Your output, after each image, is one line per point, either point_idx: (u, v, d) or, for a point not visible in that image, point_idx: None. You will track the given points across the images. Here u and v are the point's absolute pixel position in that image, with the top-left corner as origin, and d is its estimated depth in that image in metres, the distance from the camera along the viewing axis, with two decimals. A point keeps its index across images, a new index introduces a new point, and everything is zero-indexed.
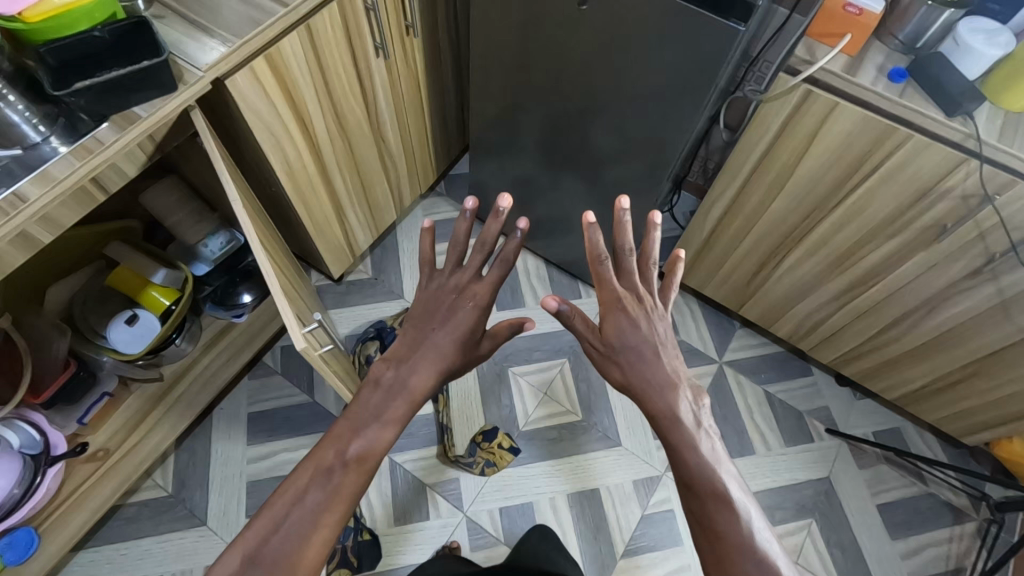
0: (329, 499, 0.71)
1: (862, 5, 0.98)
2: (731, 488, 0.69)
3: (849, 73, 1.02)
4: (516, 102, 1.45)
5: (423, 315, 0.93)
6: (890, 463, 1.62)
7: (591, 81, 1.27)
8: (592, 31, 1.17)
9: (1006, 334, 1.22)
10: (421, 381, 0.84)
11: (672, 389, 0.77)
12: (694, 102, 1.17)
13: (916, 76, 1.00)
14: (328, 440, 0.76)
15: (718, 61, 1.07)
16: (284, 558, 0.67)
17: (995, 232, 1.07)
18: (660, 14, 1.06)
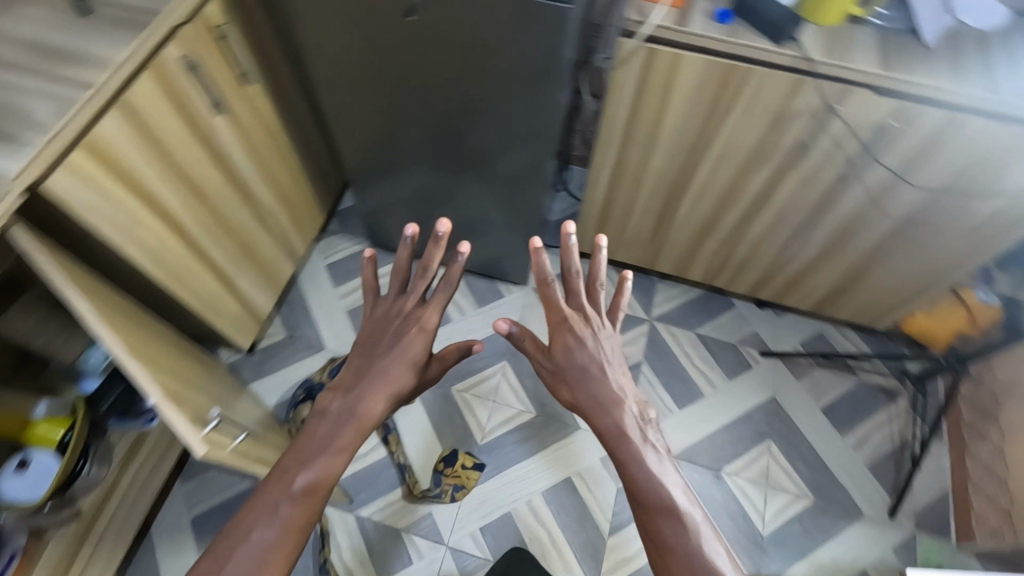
0: (280, 533, 0.74)
1: None
2: (676, 497, 0.76)
3: (681, 23, 1.04)
4: (379, 123, 1.41)
5: (370, 343, 0.94)
6: (823, 367, 1.72)
7: (445, 86, 1.25)
8: (429, 40, 1.14)
9: (883, 225, 1.31)
10: (371, 406, 0.86)
11: (617, 405, 0.83)
12: (550, 83, 1.17)
13: (742, 13, 1.04)
14: (278, 478, 0.78)
15: (559, 39, 1.08)
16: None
17: (847, 139, 1.13)
18: (488, 9, 1.05)
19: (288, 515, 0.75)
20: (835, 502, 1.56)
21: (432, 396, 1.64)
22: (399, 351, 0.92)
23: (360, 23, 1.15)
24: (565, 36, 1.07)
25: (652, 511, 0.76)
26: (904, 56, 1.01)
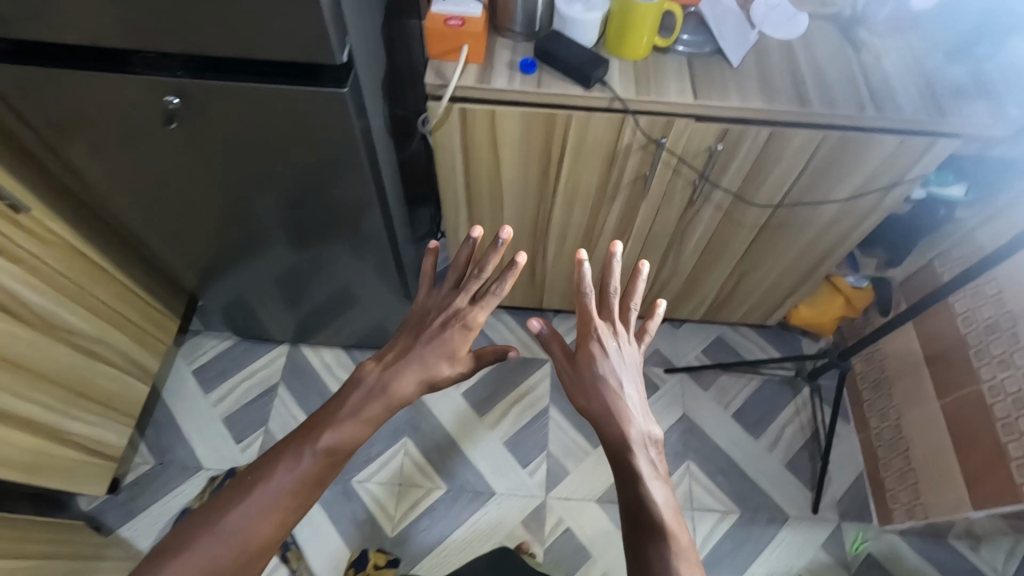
0: (291, 489, 0.70)
1: (460, 16, 0.93)
2: (680, 536, 0.68)
3: (486, 80, 0.97)
4: (193, 228, 1.23)
5: (420, 326, 0.87)
6: (728, 371, 1.70)
7: (242, 185, 1.07)
8: (206, 144, 0.97)
9: (744, 235, 1.29)
10: (402, 388, 0.79)
11: (631, 426, 0.75)
12: (354, 171, 1.02)
13: (545, 59, 0.97)
14: (315, 428, 0.74)
15: (345, 129, 0.92)
16: (235, 535, 0.66)
17: (684, 165, 1.09)
18: (253, 104, 0.88)
19: (303, 469, 0.71)
20: (760, 510, 1.54)
21: (330, 495, 1.50)
22: (435, 342, 0.83)
23: (119, 133, 0.97)
24: (362, 117, 0.94)
25: (639, 541, 0.69)
26: (714, 83, 0.98)
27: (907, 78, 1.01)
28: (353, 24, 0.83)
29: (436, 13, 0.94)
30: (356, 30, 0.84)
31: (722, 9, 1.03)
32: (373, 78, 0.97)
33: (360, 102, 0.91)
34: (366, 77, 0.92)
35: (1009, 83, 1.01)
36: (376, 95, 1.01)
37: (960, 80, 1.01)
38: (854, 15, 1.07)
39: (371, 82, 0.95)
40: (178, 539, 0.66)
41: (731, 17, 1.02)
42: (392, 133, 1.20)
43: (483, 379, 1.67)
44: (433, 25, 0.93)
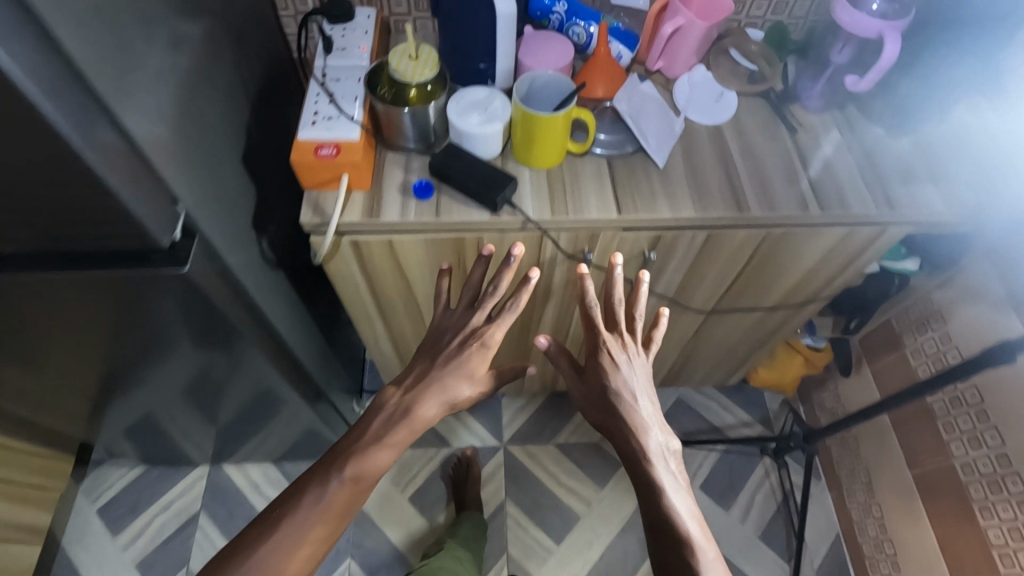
0: (320, 524, 0.66)
1: (334, 141, 0.78)
2: (695, 538, 0.64)
3: (375, 211, 0.82)
4: (58, 383, 1.05)
5: (435, 349, 0.82)
6: (693, 438, 1.60)
7: (99, 352, 0.90)
8: (35, 319, 0.80)
9: (693, 320, 1.18)
10: (427, 409, 0.76)
11: (641, 430, 0.71)
12: (228, 335, 0.85)
13: (442, 177, 0.83)
14: (339, 459, 0.71)
15: (200, 303, 0.76)
16: (266, 566, 0.63)
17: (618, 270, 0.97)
18: (76, 289, 0.72)
19: (329, 501, 0.67)
20: None
21: None
22: (457, 358, 0.79)
23: None
24: (221, 279, 0.75)
25: (663, 552, 0.64)
26: (629, 180, 0.86)
27: (848, 164, 0.90)
28: (180, 183, 0.66)
29: (304, 140, 0.79)
30: (188, 186, 0.67)
31: (645, 103, 0.92)
32: (234, 224, 0.79)
33: (214, 264, 0.73)
34: (220, 232, 0.74)
35: (958, 157, 0.91)
36: (245, 237, 0.83)
37: (903, 162, 0.91)
38: (787, 90, 0.96)
39: (229, 232, 0.78)
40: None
41: (655, 113, 0.92)
42: (291, 260, 1.03)
43: (430, 479, 1.53)
44: (301, 157, 0.78)
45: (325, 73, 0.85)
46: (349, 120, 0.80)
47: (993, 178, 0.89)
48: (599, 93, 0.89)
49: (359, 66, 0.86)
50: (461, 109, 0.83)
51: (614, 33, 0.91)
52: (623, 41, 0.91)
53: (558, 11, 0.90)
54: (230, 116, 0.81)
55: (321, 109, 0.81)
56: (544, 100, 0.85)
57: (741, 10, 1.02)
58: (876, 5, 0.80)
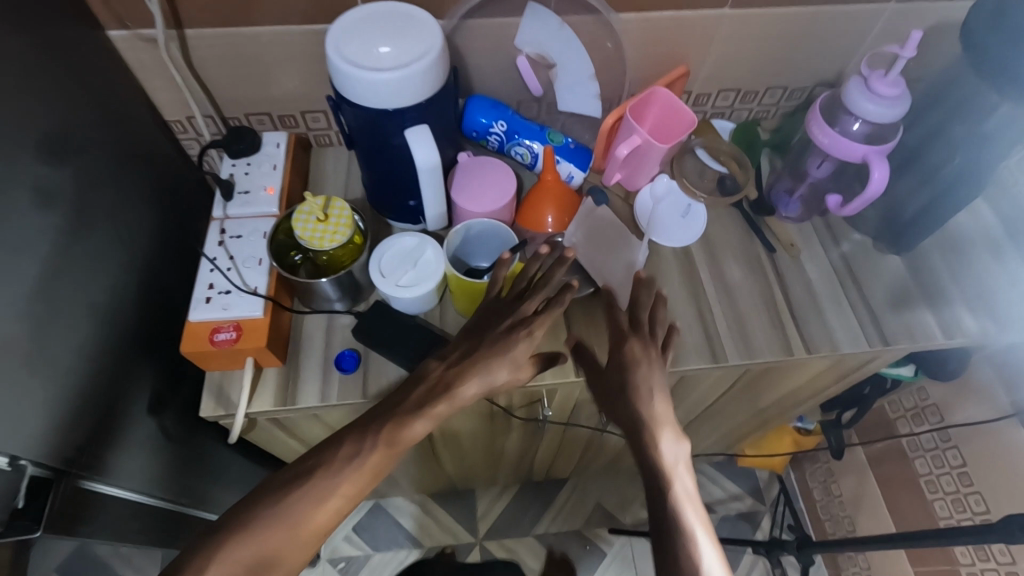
0: (352, 478, 0.55)
1: (234, 321, 0.66)
2: (709, 571, 0.52)
3: (291, 392, 0.70)
4: None
5: (480, 331, 0.63)
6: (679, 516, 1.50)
7: None
8: None
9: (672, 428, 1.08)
10: (467, 387, 0.60)
11: (664, 431, 0.58)
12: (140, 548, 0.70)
13: (367, 341, 0.71)
14: (379, 417, 0.59)
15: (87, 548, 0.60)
16: (285, 517, 0.53)
17: (584, 407, 0.86)
18: None
19: (366, 461, 0.56)
20: None
21: None
22: (508, 340, 0.62)
23: None
24: (98, 517, 0.62)
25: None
26: (598, 256, 0.78)
27: (836, 286, 0.80)
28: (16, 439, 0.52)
29: (198, 324, 0.66)
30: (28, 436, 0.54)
31: (597, 228, 0.79)
32: (114, 434, 0.67)
33: (86, 506, 0.60)
34: (87, 463, 0.62)
35: (951, 267, 0.82)
36: (137, 434, 0.70)
37: (895, 282, 0.81)
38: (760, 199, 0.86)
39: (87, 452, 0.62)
40: (213, 533, 0.53)
41: (616, 239, 0.80)
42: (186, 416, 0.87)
43: None
44: (193, 346, 0.65)
45: (222, 229, 0.72)
46: (250, 294, 0.67)
47: (993, 297, 0.80)
48: (548, 220, 0.77)
49: (265, 214, 0.74)
50: (387, 265, 0.71)
51: (560, 152, 0.79)
52: (572, 160, 0.79)
53: (495, 131, 0.79)
54: (114, 292, 0.68)
55: (217, 280, 0.68)
56: (486, 246, 0.74)
57: (707, 103, 0.92)
58: (857, 124, 0.69)
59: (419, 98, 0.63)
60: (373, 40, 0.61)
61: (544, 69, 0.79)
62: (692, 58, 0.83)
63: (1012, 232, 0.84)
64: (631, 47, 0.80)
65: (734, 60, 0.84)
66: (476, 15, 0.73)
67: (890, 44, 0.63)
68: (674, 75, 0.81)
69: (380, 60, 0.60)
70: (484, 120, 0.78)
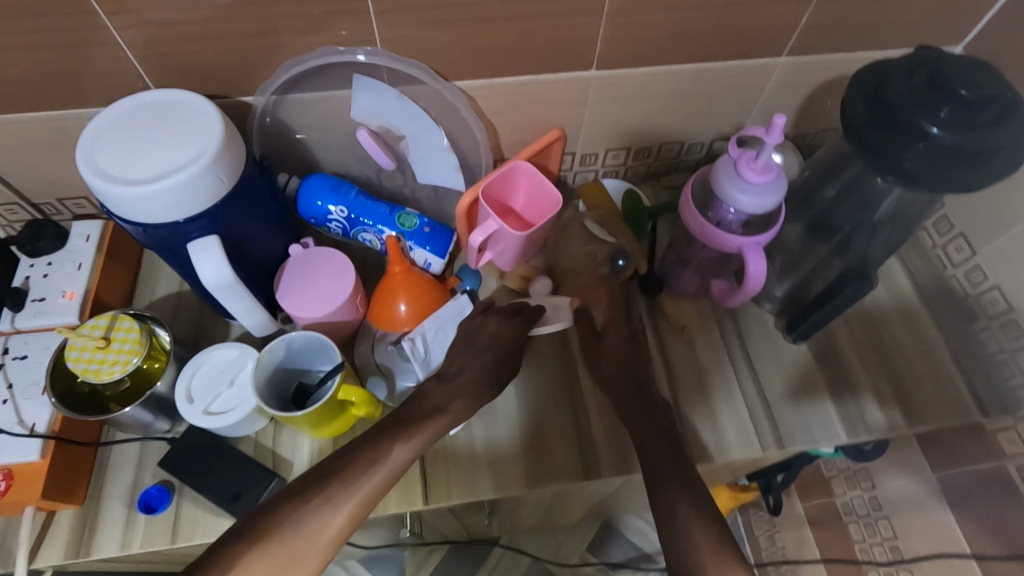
0: (376, 476, 0.51)
1: (5, 465, 0.57)
2: None
3: (85, 542, 0.59)
4: None
5: (470, 341, 0.64)
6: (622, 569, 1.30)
7: None
8: None
9: (584, 509, 0.98)
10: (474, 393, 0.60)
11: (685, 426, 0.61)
12: None
13: (176, 474, 0.61)
14: (402, 421, 0.57)
15: None
16: (315, 518, 0.48)
17: (463, 512, 0.77)
18: None
19: (392, 453, 0.53)
20: None
21: None
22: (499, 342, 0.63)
23: None
24: None
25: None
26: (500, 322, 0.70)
27: (729, 377, 0.71)
28: None
29: None
30: None
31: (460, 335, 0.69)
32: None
33: None
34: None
35: (866, 341, 0.74)
36: None
37: (797, 368, 0.72)
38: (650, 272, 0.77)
39: None
40: (240, 540, 0.47)
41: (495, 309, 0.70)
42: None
43: None
44: None
45: (5, 348, 0.63)
46: (25, 434, 0.58)
47: (905, 383, 0.71)
48: (400, 309, 0.67)
49: (60, 325, 0.64)
50: (198, 386, 0.61)
51: (412, 238, 0.69)
52: (428, 245, 0.70)
53: (336, 216, 0.69)
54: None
55: None
56: (319, 355, 0.64)
57: (596, 161, 0.82)
58: (732, 211, 0.60)
59: (204, 205, 0.53)
60: (134, 147, 0.51)
61: (393, 141, 0.70)
62: (567, 121, 0.74)
63: (928, 301, 0.77)
64: (493, 113, 0.70)
65: (615, 120, 0.75)
66: (297, 90, 0.63)
67: (756, 128, 0.54)
68: (548, 138, 0.70)
69: (140, 169, 0.50)
70: (322, 204, 0.68)
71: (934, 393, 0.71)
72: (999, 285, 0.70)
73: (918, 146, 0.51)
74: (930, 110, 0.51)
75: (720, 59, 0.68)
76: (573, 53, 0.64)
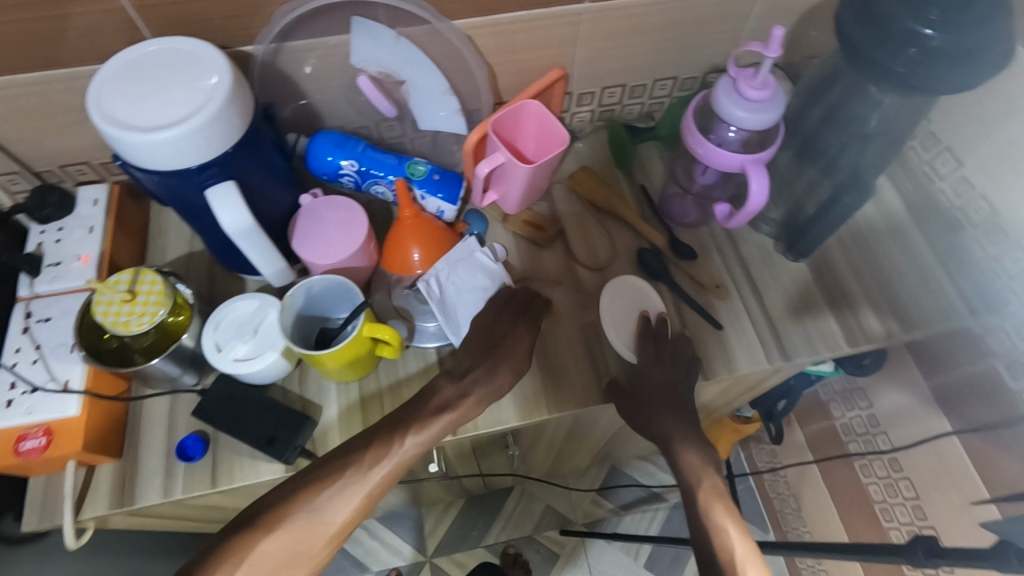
0: (383, 472, 0.59)
1: (42, 422, 0.58)
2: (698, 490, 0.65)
3: (126, 491, 0.61)
4: None
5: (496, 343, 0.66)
6: (632, 509, 1.37)
7: None
8: None
9: (595, 447, 1.01)
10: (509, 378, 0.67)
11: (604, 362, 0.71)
12: None
13: (211, 422, 0.63)
14: None
15: None
16: (315, 514, 0.57)
17: (486, 446, 0.80)
18: None
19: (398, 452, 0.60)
20: None
21: None
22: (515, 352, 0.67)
23: None
24: None
25: None
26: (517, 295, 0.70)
27: (734, 302, 0.74)
28: None
29: (2, 433, 0.58)
30: None
31: (471, 275, 0.70)
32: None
33: None
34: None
35: (862, 259, 0.77)
36: None
37: (797, 285, 0.76)
38: (676, 238, 0.77)
39: None
40: (266, 510, 0.57)
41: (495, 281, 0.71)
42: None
43: None
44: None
45: (27, 312, 0.63)
46: (59, 392, 0.59)
47: (901, 295, 0.74)
48: (414, 257, 0.68)
49: (78, 288, 0.64)
50: (224, 336, 0.63)
51: (423, 186, 0.71)
52: (439, 193, 0.71)
53: (346, 170, 0.70)
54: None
55: (21, 377, 0.60)
56: (340, 299, 0.65)
57: (592, 101, 0.83)
58: (731, 131, 0.62)
59: (217, 152, 0.53)
60: (143, 93, 0.51)
61: (392, 87, 0.70)
62: (564, 60, 0.75)
63: (917, 216, 0.78)
64: (490, 52, 0.71)
65: (609, 55, 0.76)
66: (295, 37, 0.63)
67: (753, 43, 0.56)
68: (549, 78, 0.71)
69: (150, 115, 0.50)
70: (331, 159, 0.69)
71: (927, 300, 0.74)
72: (984, 194, 0.69)
73: (910, 51, 0.53)
74: (920, 13, 0.52)
75: None
76: None
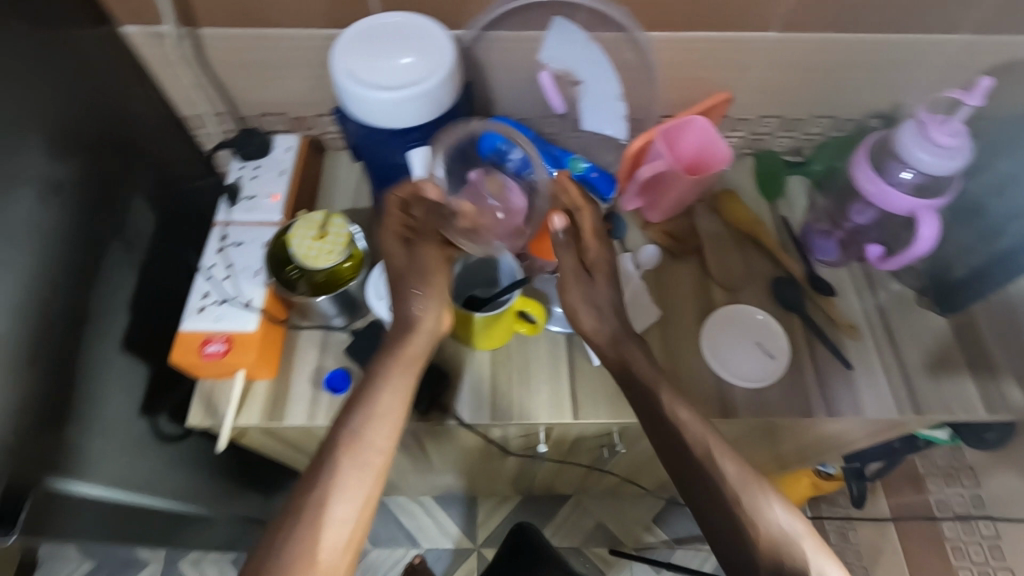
0: (341, 469, 0.52)
1: (224, 331, 0.65)
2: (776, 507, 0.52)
3: (279, 407, 0.68)
4: None
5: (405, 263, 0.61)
6: (687, 542, 1.34)
7: None
8: None
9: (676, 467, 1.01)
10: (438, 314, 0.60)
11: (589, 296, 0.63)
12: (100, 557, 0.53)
13: (359, 361, 0.69)
14: None
15: None
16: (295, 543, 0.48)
17: (585, 440, 0.82)
18: None
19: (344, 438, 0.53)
20: None
21: None
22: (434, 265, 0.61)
23: None
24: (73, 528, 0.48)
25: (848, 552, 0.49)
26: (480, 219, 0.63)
27: (866, 344, 0.74)
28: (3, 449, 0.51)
29: (190, 334, 0.65)
30: None
31: None
32: (99, 426, 0.64)
33: None
34: (67, 461, 0.59)
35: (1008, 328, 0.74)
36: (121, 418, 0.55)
37: (934, 341, 0.74)
38: (814, 273, 0.77)
39: None
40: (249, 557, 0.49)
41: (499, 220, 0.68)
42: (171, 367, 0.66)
43: None
44: (182, 357, 0.64)
45: (223, 234, 0.71)
46: (244, 307, 0.66)
47: None
48: None
49: (267, 222, 0.72)
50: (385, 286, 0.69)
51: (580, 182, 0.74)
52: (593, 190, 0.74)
53: None
54: (127, 283, 0.67)
55: (212, 289, 0.68)
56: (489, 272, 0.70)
57: (745, 128, 0.85)
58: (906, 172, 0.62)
59: (427, 117, 0.60)
60: (377, 57, 0.58)
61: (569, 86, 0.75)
62: (731, 84, 0.77)
63: None
64: (667, 67, 0.74)
65: (777, 86, 0.78)
66: (500, 28, 0.69)
67: (955, 88, 0.57)
68: (715, 98, 0.72)
69: (383, 76, 0.57)
70: None
71: None
72: None
73: None
74: None
75: (898, 32, 0.70)
76: (759, 13, 0.68)
